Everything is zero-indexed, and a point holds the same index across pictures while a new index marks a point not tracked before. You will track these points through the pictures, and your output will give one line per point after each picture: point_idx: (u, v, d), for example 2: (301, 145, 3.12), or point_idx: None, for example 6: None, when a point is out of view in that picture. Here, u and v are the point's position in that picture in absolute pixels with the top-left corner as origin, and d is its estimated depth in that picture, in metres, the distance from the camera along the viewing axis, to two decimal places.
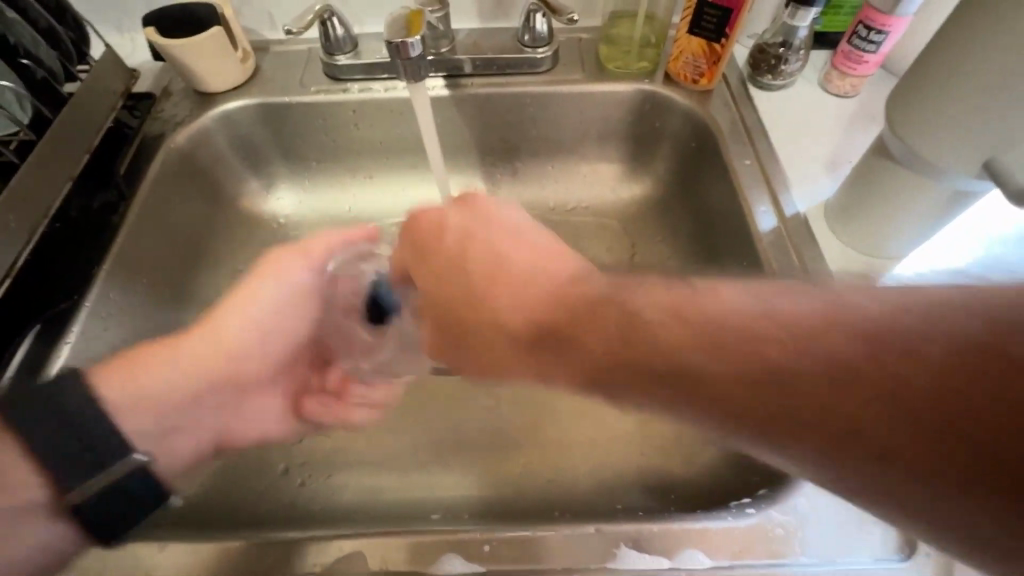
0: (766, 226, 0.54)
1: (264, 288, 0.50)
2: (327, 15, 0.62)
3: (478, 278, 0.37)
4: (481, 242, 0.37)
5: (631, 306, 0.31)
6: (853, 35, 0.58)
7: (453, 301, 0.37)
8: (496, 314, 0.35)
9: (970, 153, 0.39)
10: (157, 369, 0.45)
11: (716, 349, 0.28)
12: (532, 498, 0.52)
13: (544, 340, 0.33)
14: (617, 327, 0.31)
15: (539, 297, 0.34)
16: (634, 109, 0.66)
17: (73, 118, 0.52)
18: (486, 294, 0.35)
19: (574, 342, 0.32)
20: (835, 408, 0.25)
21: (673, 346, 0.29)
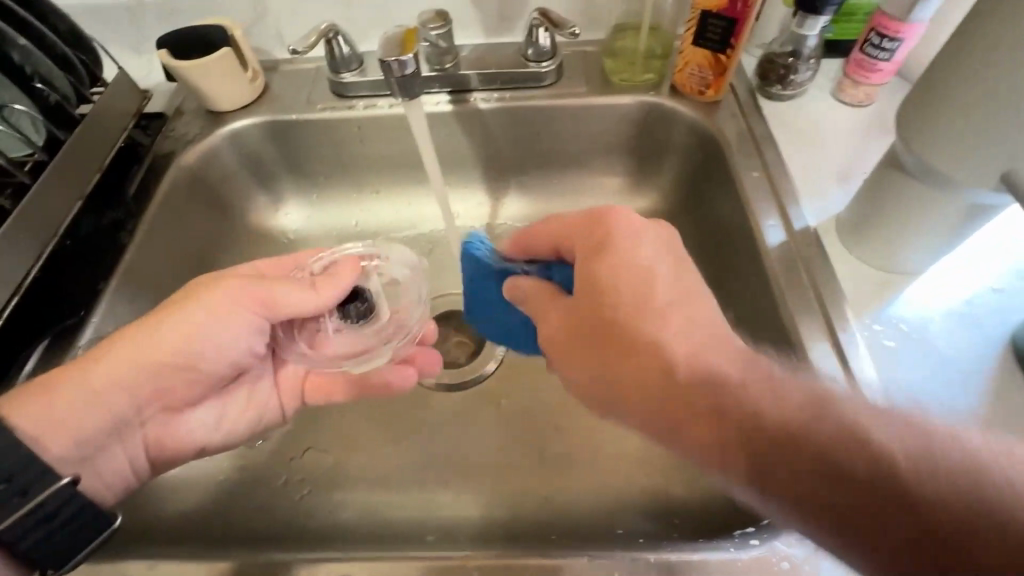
0: (774, 240, 0.52)
1: (212, 318, 0.46)
2: (332, 34, 0.63)
3: (655, 303, 0.34)
4: (591, 275, 0.36)
5: (665, 342, 0.33)
6: (864, 43, 0.57)
7: (575, 311, 0.37)
8: (610, 323, 0.34)
9: (985, 165, 0.37)
10: (77, 410, 0.41)
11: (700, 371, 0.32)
12: (531, 522, 0.50)
13: (616, 339, 0.34)
14: (629, 337, 0.34)
15: (626, 319, 0.34)
16: (639, 121, 0.65)
17: (84, 140, 0.54)
18: (615, 318, 0.34)
19: (616, 335, 0.34)
20: (744, 419, 0.30)
21: (662, 350, 0.33)
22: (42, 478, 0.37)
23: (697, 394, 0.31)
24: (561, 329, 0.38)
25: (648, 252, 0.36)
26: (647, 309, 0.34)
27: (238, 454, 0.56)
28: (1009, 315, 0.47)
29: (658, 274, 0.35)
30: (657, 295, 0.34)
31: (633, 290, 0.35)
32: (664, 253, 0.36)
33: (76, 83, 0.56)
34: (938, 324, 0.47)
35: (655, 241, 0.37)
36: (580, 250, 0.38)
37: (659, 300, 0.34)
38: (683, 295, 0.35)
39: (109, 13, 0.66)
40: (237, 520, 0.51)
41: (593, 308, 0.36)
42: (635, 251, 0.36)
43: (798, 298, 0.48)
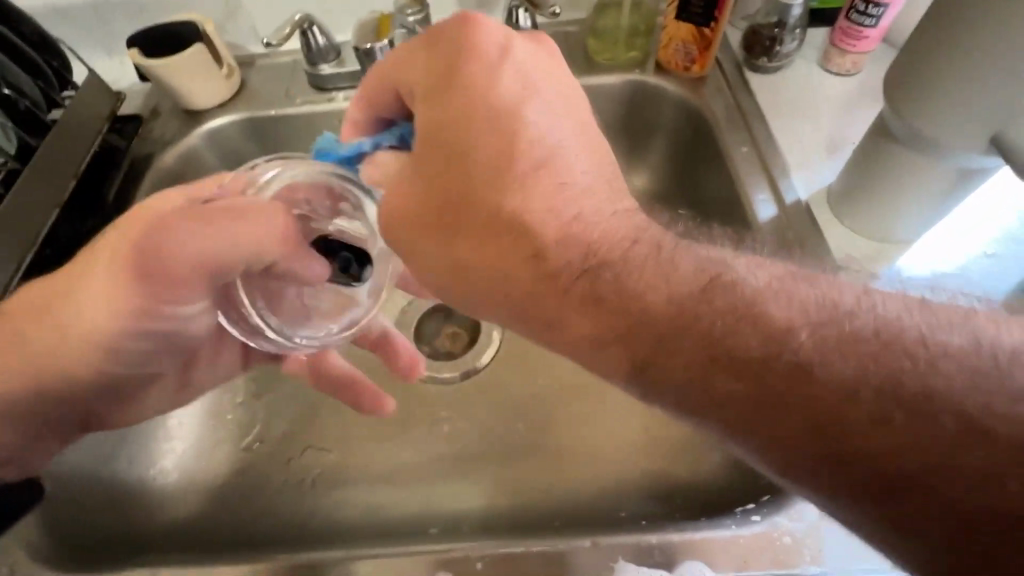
0: (765, 215, 0.52)
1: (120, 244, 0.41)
2: (306, 24, 0.61)
3: (526, 163, 0.32)
4: (498, 105, 0.32)
5: (564, 184, 0.33)
6: (850, 11, 0.56)
7: (467, 146, 0.32)
8: (508, 151, 0.32)
9: (973, 129, 0.37)
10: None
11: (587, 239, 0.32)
12: (534, 509, 0.50)
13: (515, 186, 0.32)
14: (531, 176, 0.32)
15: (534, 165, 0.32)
16: (626, 100, 0.64)
17: (58, 145, 0.52)
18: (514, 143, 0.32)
19: (519, 185, 0.32)
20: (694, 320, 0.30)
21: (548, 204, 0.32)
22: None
23: (582, 254, 0.32)
24: (465, 177, 0.32)
25: (508, 87, 0.33)
26: (517, 172, 0.32)
27: (236, 457, 0.55)
28: (1000, 278, 0.47)
29: (527, 118, 0.33)
30: (524, 126, 0.32)
31: (501, 143, 0.32)
32: (517, 81, 0.33)
33: (44, 87, 0.54)
34: None
35: (493, 55, 0.33)
36: (462, 71, 0.33)
37: (524, 147, 0.32)
38: (540, 113, 0.33)
39: (76, 13, 0.64)
40: (240, 524, 0.51)
41: (490, 146, 0.32)
42: (516, 77, 0.33)
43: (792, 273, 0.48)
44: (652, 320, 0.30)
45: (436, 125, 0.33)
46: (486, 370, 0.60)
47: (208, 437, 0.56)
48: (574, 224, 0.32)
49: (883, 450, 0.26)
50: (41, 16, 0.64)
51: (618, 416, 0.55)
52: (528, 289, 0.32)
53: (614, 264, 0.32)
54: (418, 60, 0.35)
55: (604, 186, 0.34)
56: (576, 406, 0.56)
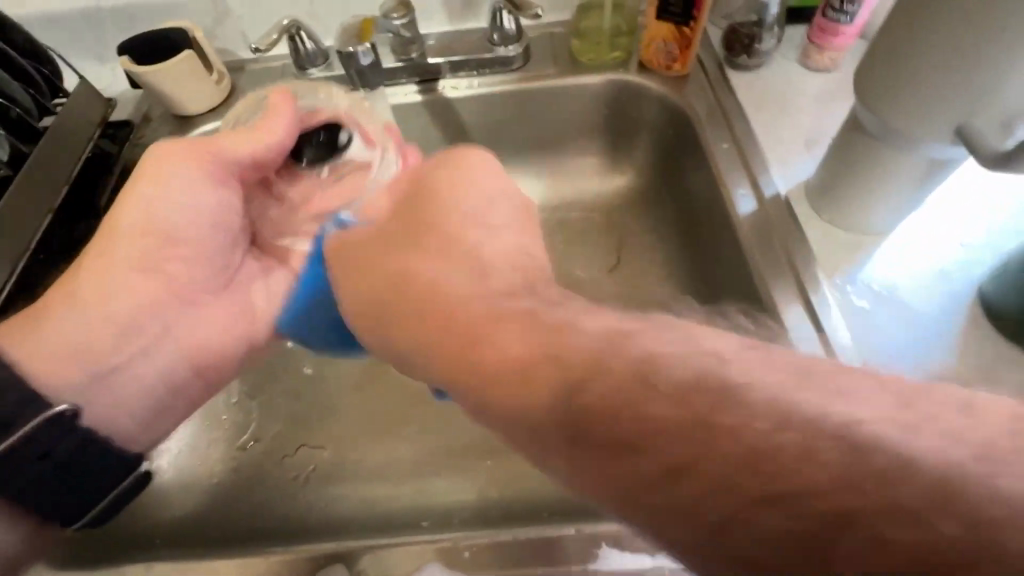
0: (746, 209, 0.53)
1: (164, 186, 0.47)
2: (294, 29, 0.62)
3: (410, 288, 0.34)
4: (444, 241, 0.35)
5: (439, 287, 0.33)
6: (826, 8, 0.57)
7: (387, 281, 0.35)
8: (427, 276, 0.34)
9: (940, 122, 0.38)
10: (66, 329, 0.43)
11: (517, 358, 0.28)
12: (525, 501, 0.51)
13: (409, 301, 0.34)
14: (425, 293, 0.33)
15: (424, 286, 0.33)
16: (610, 99, 0.65)
17: (50, 151, 0.53)
18: (443, 266, 0.34)
19: (404, 294, 0.34)
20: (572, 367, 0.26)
21: (444, 307, 0.32)
22: (28, 413, 0.37)
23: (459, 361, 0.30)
24: (415, 271, 0.34)
25: (453, 220, 0.37)
26: (407, 294, 0.34)
27: (231, 456, 0.56)
28: (973, 266, 0.48)
29: (426, 265, 0.34)
30: (421, 275, 0.34)
31: (398, 265, 0.35)
32: (485, 210, 0.38)
33: (35, 94, 0.55)
34: (908, 281, 0.48)
35: (471, 205, 0.38)
36: (424, 230, 0.37)
37: (421, 288, 0.33)
38: (482, 206, 0.38)
39: (67, 22, 0.65)
40: (235, 521, 0.52)
41: (413, 271, 0.34)
42: (443, 237, 0.36)
43: (771, 266, 0.49)
44: (607, 417, 0.24)
45: (363, 253, 0.38)
46: None
47: (202, 437, 0.57)
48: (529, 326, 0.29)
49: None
50: (33, 24, 0.65)
51: None
52: (460, 362, 0.30)
53: (549, 362, 0.27)
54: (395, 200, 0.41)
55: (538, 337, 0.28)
56: None
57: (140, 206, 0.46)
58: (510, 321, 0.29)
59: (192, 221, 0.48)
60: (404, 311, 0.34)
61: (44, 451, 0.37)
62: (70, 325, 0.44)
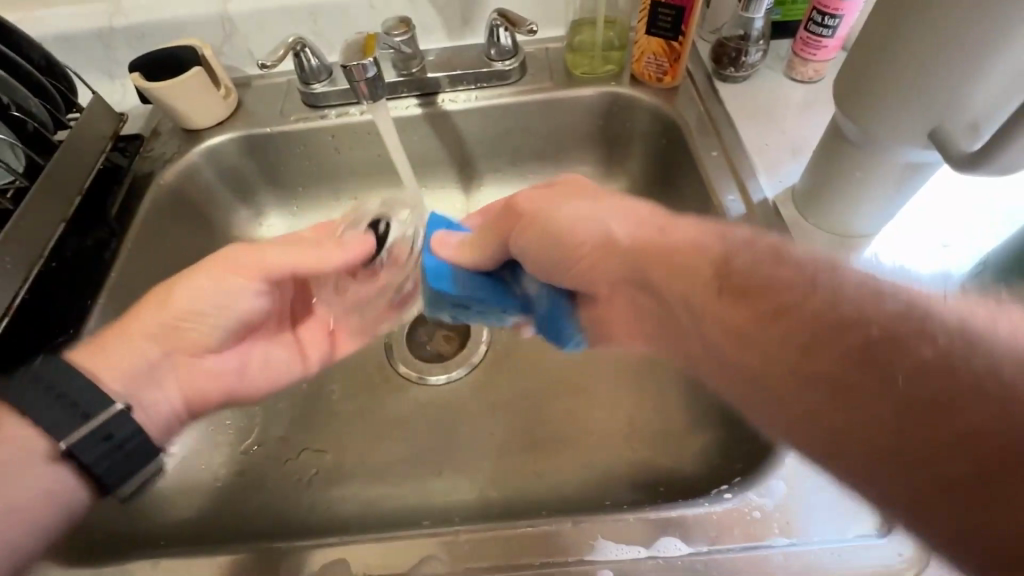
0: (735, 213, 0.55)
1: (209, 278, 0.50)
2: (299, 46, 0.65)
3: (594, 239, 0.38)
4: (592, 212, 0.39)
5: (649, 226, 0.38)
6: (808, 22, 0.59)
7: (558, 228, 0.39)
8: (601, 223, 0.38)
9: (915, 127, 0.40)
10: (128, 338, 0.47)
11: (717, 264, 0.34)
12: (523, 499, 0.52)
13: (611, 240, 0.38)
14: (626, 224, 0.38)
15: (639, 221, 0.38)
16: (603, 111, 0.67)
17: (65, 163, 0.55)
18: (614, 213, 0.39)
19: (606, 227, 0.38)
20: (774, 290, 0.31)
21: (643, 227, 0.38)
22: (98, 406, 0.41)
23: (652, 261, 0.36)
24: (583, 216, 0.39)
25: (619, 205, 0.40)
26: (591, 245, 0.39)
27: (236, 459, 0.57)
28: (955, 266, 0.49)
29: (604, 214, 0.39)
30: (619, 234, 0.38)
31: (585, 224, 0.39)
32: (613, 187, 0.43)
33: (51, 109, 0.57)
34: None
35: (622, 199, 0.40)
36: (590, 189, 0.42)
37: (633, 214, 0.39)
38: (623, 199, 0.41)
39: (81, 41, 0.68)
40: (240, 522, 0.53)
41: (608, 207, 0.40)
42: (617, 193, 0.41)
43: None
44: (753, 275, 0.33)
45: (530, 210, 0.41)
46: (476, 371, 0.62)
47: (207, 440, 0.58)
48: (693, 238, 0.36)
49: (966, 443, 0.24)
50: (48, 43, 0.68)
51: (603, 409, 0.57)
52: (644, 252, 0.37)
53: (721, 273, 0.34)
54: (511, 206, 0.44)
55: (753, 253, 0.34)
56: (563, 401, 0.58)
57: (187, 284, 0.49)
58: (688, 221, 0.38)
59: (228, 307, 0.51)
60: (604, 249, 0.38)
61: (108, 434, 0.41)
62: (123, 356, 0.46)
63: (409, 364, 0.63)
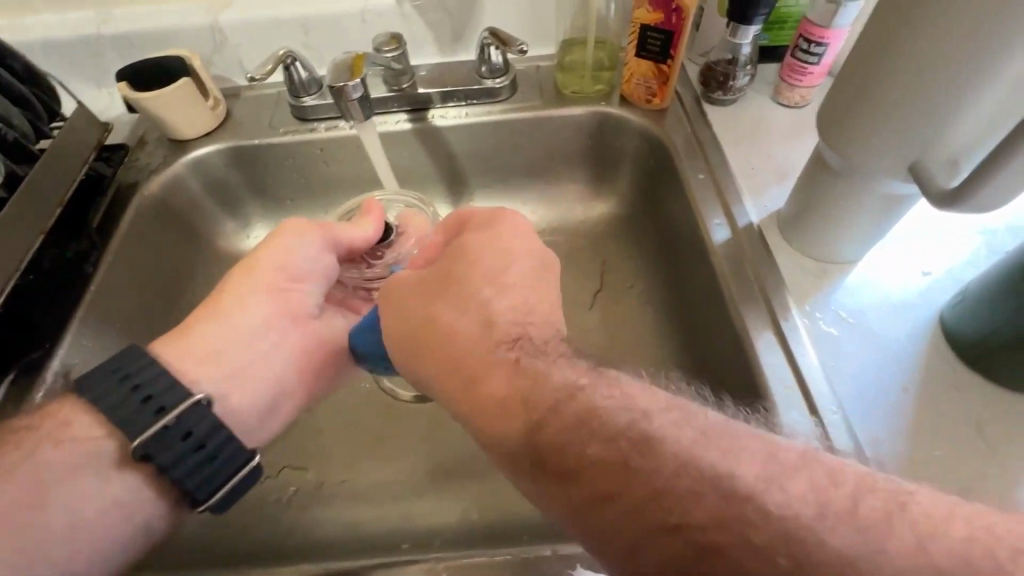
0: (720, 238, 0.55)
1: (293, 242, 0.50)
2: (290, 60, 0.65)
3: (440, 326, 0.37)
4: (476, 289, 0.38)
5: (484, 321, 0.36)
6: (795, 49, 0.60)
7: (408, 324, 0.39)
8: (450, 321, 0.37)
9: (895, 160, 0.41)
10: (206, 327, 0.46)
11: (522, 390, 0.33)
12: (505, 521, 0.52)
13: (428, 331, 0.38)
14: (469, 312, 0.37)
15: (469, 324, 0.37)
16: (593, 131, 0.68)
17: (47, 173, 0.54)
18: (458, 305, 0.38)
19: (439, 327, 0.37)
20: (575, 452, 0.30)
21: (463, 319, 0.37)
22: (175, 396, 0.39)
23: (476, 388, 0.35)
24: (429, 310, 0.38)
25: (483, 271, 0.39)
26: (438, 337, 0.37)
27: None
28: (933, 295, 0.50)
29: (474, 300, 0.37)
30: (453, 335, 0.37)
31: (444, 312, 0.38)
32: (507, 258, 0.40)
33: (33, 119, 0.56)
34: (874, 308, 0.50)
35: (498, 257, 0.40)
36: (455, 264, 0.40)
37: (475, 303, 0.37)
38: (498, 259, 0.40)
39: (67, 49, 0.67)
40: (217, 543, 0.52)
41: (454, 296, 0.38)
42: (486, 238, 0.41)
43: (745, 294, 0.51)
44: (562, 450, 0.31)
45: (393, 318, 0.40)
46: None
47: None
48: (540, 339, 0.36)
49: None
50: (35, 50, 0.67)
51: None
52: (458, 369, 0.36)
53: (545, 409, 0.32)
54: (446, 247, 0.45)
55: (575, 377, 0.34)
56: None
57: (277, 250, 0.50)
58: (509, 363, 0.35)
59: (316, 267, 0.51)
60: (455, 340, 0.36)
61: (186, 430, 0.38)
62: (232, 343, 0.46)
63: (393, 381, 0.63)
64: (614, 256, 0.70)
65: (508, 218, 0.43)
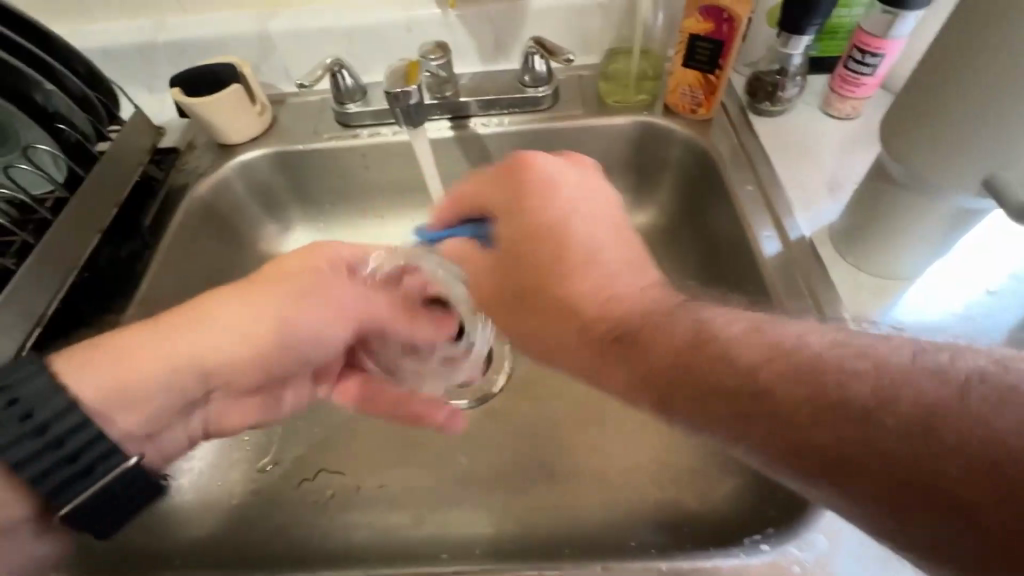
0: (771, 251, 0.54)
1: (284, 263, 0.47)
2: (337, 67, 0.66)
3: (567, 266, 0.37)
4: (584, 252, 0.38)
5: (573, 290, 0.37)
6: (848, 60, 0.59)
7: (525, 268, 0.39)
8: (574, 295, 0.37)
9: (969, 172, 0.39)
10: (138, 357, 0.40)
11: (609, 313, 0.37)
12: (543, 533, 0.50)
13: (543, 277, 0.38)
14: (576, 252, 0.38)
15: (622, 307, 0.36)
16: (635, 140, 0.67)
17: (103, 175, 0.56)
18: (580, 270, 0.37)
19: (570, 287, 0.37)
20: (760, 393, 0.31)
21: (574, 283, 0.37)
22: (80, 435, 0.36)
23: (598, 333, 0.36)
24: (569, 294, 0.37)
25: (559, 204, 0.39)
26: (558, 275, 0.37)
27: (251, 478, 0.57)
28: (995, 314, 0.48)
29: (575, 224, 0.38)
30: (568, 241, 0.38)
31: (555, 249, 0.38)
32: (571, 211, 0.39)
33: (95, 121, 0.58)
34: (937, 327, 0.48)
35: (574, 213, 0.39)
36: (521, 203, 0.39)
37: (571, 250, 0.38)
38: (589, 208, 0.39)
39: (124, 55, 0.70)
40: (256, 542, 0.52)
41: (579, 274, 0.37)
42: (584, 190, 0.40)
43: (797, 308, 0.50)
44: (705, 366, 0.33)
45: (505, 244, 0.40)
46: (498, 397, 0.61)
47: (224, 457, 0.58)
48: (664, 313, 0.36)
49: (971, 482, 0.24)
50: (93, 56, 0.69)
51: (626, 445, 0.56)
52: (565, 313, 0.37)
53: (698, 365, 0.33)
54: (490, 186, 0.42)
55: (651, 305, 0.36)
56: (587, 433, 0.57)
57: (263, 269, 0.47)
58: (597, 278, 0.37)
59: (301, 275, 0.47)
60: (581, 325, 0.37)
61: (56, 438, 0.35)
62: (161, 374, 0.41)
63: None
64: (653, 267, 0.69)
65: (578, 158, 0.43)
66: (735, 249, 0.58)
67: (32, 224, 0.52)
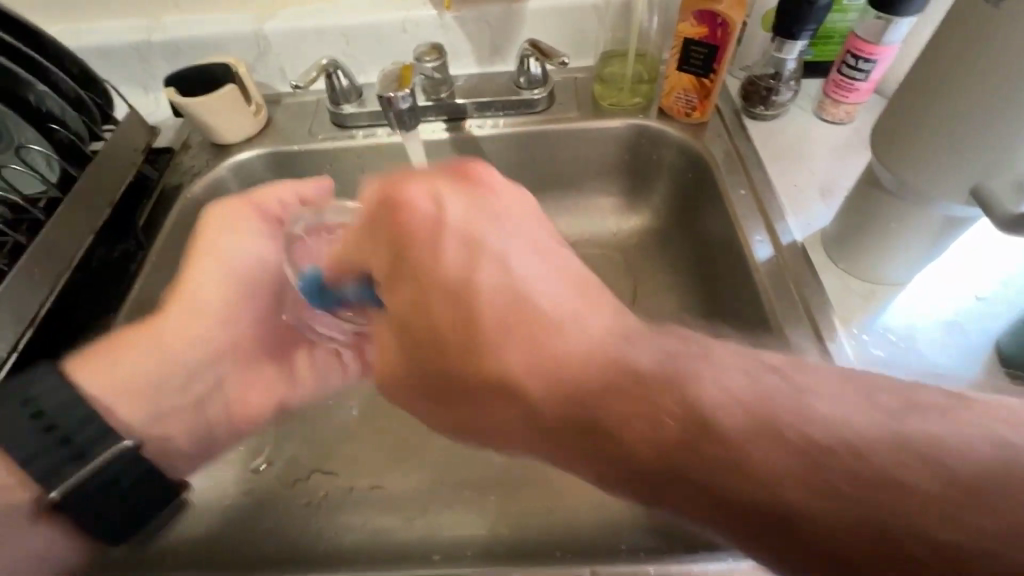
0: (763, 255, 0.54)
1: (233, 244, 0.51)
2: (332, 68, 0.66)
3: (489, 320, 0.31)
4: (504, 296, 0.31)
5: (494, 358, 0.30)
6: (842, 65, 0.59)
7: (435, 326, 0.33)
8: (499, 366, 0.30)
9: (957, 181, 0.39)
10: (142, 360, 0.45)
11: (545, 376, 0.29)
12: (534, 535, 0.51)
13: (451, 342, 0.32)
14: (478, 311, 0.31)
15: (548, 359, 0.29)
16: (630, 144, 0.67)
17: (94, 175, 0.55)
18: (495, 337, 0.31)
19: (486, 349, 0.31)
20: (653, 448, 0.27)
21: (502, 354, 0.30)
22: (103, 443, 0.38)
23: (520, 400, 0.30)
24: (485, 362, 0.31)
25: (455, 257, 0.32)
26: (475, 340, 0.31)
27: (245, 478, 0.57)
28: (982, 321, 0.48)
29: (494, 263, 0.32)
30: (478, 293, 0.31)
31: (456, 306, 0.32)
32: (473, 262, 0.32)
33: (89, 121, 0.58)
34: (924, 333, 0.48)
35: (491, 267, 0.32)
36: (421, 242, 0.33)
37: (482, 308, 0.31)
38: (524, 248, 0.33)
39: (119, 54, 0.69)
40: (249, 542, 0.52)
41: (494, 333, 0.31)
42: (501, 228, 0.34)
43: (788, 313, 0.50)
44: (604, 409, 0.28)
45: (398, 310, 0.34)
46: None
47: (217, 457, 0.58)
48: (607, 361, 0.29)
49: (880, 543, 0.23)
50: (87, 55, 0.69)
51: None
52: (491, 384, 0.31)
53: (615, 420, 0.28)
54: (380, 230, 0.35)
55: (597, 347, 0.30)
56: None
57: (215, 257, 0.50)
58: (514, 337, 0.30)
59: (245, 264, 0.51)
60: (500, 394, 0.31)
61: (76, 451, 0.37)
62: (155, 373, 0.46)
63: None
64: (647, 270, 0.69)
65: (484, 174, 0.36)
66: (727, 252, 0.58)
67: (25, 224, 0.52)
